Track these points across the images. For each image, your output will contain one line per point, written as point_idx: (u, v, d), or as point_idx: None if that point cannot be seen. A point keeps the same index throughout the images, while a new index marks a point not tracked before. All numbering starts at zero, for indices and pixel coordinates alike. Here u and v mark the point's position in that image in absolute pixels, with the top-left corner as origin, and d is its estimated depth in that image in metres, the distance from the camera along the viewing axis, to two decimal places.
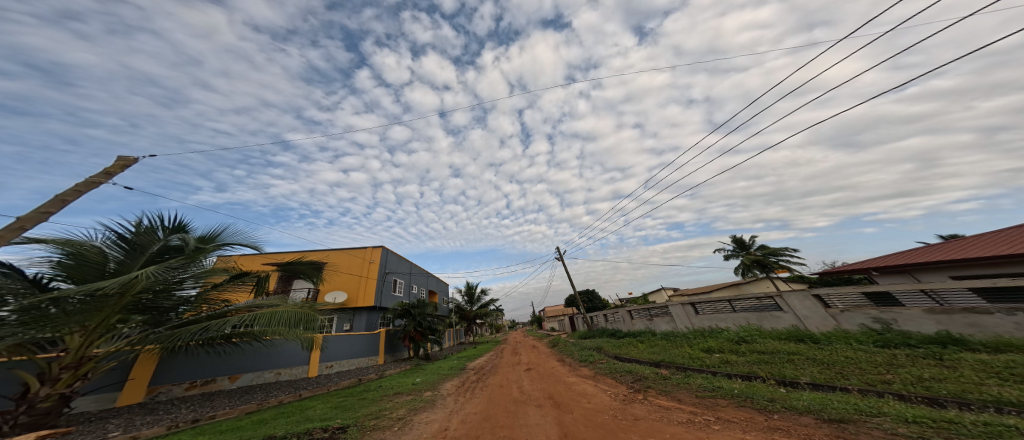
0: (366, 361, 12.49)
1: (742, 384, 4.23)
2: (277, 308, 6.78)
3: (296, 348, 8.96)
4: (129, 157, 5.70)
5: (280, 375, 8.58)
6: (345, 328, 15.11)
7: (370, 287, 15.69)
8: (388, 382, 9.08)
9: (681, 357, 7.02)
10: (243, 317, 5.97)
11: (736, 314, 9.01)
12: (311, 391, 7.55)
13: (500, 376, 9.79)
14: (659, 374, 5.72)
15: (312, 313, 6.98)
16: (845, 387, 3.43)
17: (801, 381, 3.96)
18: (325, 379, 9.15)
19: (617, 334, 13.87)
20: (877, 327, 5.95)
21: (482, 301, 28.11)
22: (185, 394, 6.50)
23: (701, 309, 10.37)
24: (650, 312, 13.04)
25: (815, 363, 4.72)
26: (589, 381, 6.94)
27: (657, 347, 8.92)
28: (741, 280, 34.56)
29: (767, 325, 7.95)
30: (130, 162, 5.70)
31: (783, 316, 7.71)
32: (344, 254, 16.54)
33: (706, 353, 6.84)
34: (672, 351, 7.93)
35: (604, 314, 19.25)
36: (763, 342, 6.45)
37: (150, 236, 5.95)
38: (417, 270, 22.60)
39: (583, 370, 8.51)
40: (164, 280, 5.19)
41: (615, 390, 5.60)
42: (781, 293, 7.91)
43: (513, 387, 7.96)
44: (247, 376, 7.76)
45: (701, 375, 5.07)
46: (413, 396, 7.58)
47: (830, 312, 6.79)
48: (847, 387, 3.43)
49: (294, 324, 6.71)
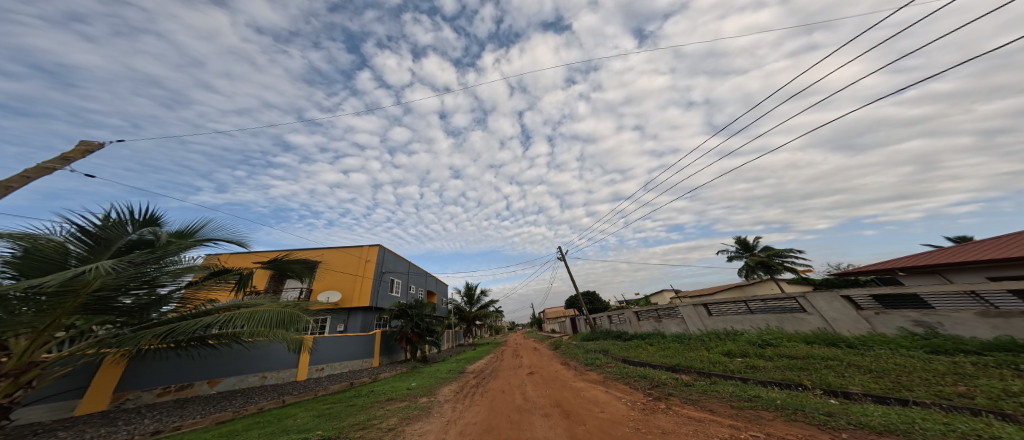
0: (360, 364, 11.86)
1: (784, 394, 3.61)
2: (258, 308, 6.17)
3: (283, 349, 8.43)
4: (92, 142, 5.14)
5: (265, 379, 8.05)
6: (339, 329, 14.46)
7: (366, 287, 15.09)
8: (381, 387, 8.48)
9: (699, 362, 6.39)
10: (218, 317, 5.36)
11: (753, 316, 8.37)
12: (297, 397, 6.97)
13: (501, 380, 9.20)
14: (680, 380, 5.11)
15: (299, 313, 6.39)
16: (916, 400, 2.94)
17: (860, 391, 3.35)
18: (314, 383, 8.57)
19: (622, 336, 13.25)
20: (920, 331, 5.36)
21: (481, 302, 27.49)
22: (157, 401, 5.92)
23: (714, 310, 9.69)
24: (658, 313, 12.44)
25: (863, 370, 4.09)
26: (599, 387, 6.38)
27: (670, 350, 8.31)
28: (745, 282, 33.93)
29: (789, 327, 7.32)
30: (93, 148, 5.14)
31: (808, 318, 7.06)
32: (339, 253, 15.94)
33: (728, 358, 6.20)
34: (687, 355, 7.31)
35: (607, 315, 18.65)
36: (791, 346, 5.86)
37: (118, 230, 5.29)
38: (415, 270, 21.98)
39: (591, 374, 7.95)
40: (129, 277, 4.59)
41: (631, 398, 5.01)
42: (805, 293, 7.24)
43: (516, 393, 7.38)
44: (230, 380, 7.24)
45: (730, 382, 4.48)
46: (408, 402, 7.00)
47: (862, 315, 6.17)
48: (917, 401, 2.95)
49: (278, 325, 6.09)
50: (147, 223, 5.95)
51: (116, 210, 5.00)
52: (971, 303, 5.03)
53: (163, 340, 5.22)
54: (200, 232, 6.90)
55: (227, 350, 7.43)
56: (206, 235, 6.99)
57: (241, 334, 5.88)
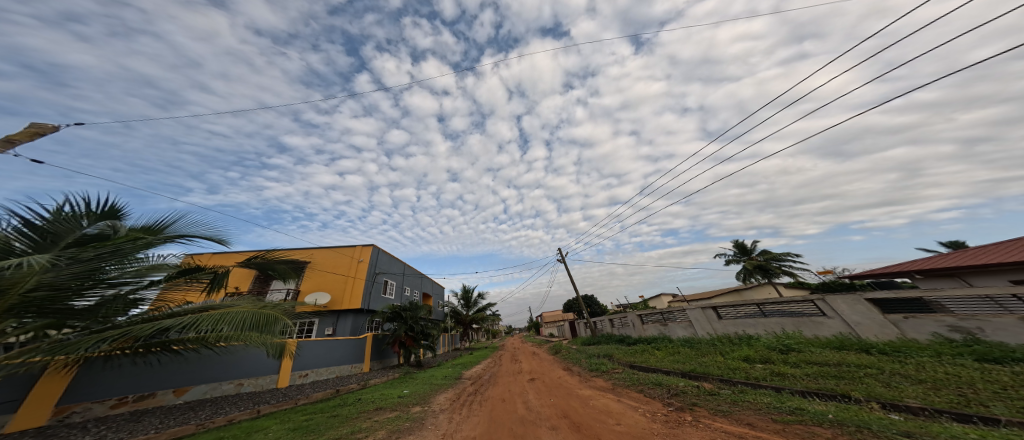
0: (348, 370, 11.12)
1: (833, 407, 3.08)
2: (231, 309, 5.44)
3: (261, 353, 7.78)
4: (44, 124, 4.33)
5: (241, 386, 7.39)
6: (327, 332, 13.66)
7: (357, 289, 14.34)
8: (369, 394, 7.77)
9: (718, 368, 5.87)
10: (182, 319, 4.63)
11: (767, 319, 7.89)
12: (274, 406, 6.28)
13: (501, 387, 8.58)
14: (702, 388, 4.59)
15: (277, 315, 5.60)
16: (993, 417, 2.43)
17: (931, 407, 2.77)
18: (298, 390, 7.94)
19: (626, 341, 12.70)
20: (957, 338, 4.83)
21: (478, 305, 26.75)
22: (109, 413, 5.19)
23: (725, 313, 9.20)
24: (663, 316, 11.95)
25: (913, 381, 3.61)
26: (608, 395, 5.85)
27: (680, 355, 7.81)
28: (743, 286, 33.79)
29: (807, 332, 6.78)
30: (44, 130, 4.32)
31: (828, 322, 6.52)
32: (330, 253, 15.21)
33: (749, 364, 5.70)
34: (702, 360, 6.79)
35: (608, 319, 18.13)
36: (815, 351, 5.33)
37: (70, 224, 4.54)
38: (410, 272, 21.26)
39: (597, 380, 7.41)
40: (74, 275, 3.86)
41: (648, 408, 4.48)
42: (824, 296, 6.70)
43: (517, 402, 6.80)
44: (200, 388, 6.55)
45: (761, 392, 3.97)
46: (398, 412, 6.33)
47: (889, 319, 5.62)
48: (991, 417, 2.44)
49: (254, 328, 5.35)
50: (104, 216, 5.15)
51: (67, 201, 4.29)
52: (994, 308, 4.79)
53: (115, 346, 4.46)
54: (169, 227, 6.11)
55: (195, 356, 6.73)
56: (177, 230, 6.23)
57: (211, 339, 5.12)
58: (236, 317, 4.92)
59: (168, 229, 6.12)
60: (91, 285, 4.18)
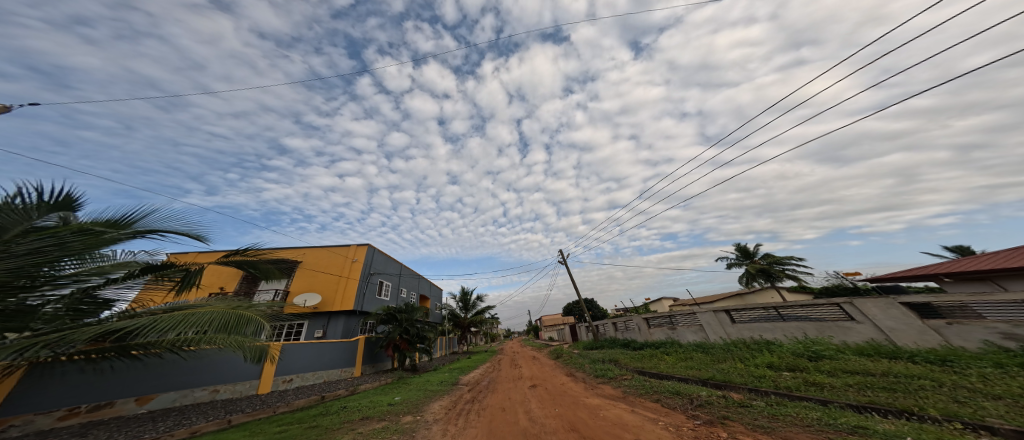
0: (337, 374, 10.50)
1: (907, 427, 2.52)
2: (200, 309, 4.81)
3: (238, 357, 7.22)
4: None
5: (217, 393, 6.85)
6: (316, 335, 12.98)
7: (350, 290, 13.70)
8: (356, 402, 7.12)
9: (742, 376, 5.24)
10: (136, 322, 3.98)
11: (785, 323, 7.28)
12: (248, 415, 5.69)
13: (500, 394, 7.97)
14: (732, 399, 4.02)
15: (252, 315, 4.94)
16: None
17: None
18: (279, 397, 7.38)
19: (631, 345, 12.09)
20: (1014, 347, 4.25)
21: (477, 308, 26.14)
22: (56, 426, 4.57)
23: (738, 317, 8.60)
24: (671, 320, 11.37)
25: (986, 397, 3.07)
26: (619, 405, 5.28)
27: (694, 361, 7.23)
28: (745, 290, 33.29)
29: (834, 338, 6.15)
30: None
31: (856, 327, 5.91)
32: (322, 252, 14.59)
33: (776, 372, 5.01)
34: (722, 367, 6.17)
35: (611, 322, 17.51)
36: (851, 358, 4.70)
37: (20, 216, 3.85)
38: (407, 272, 20.66)
39: (604, 388, 6.84)
40: (13, 271, 3.12)
41: (669, 421, 3.92)
42: (850, 299, 6.11)
43: (518, 412, 6.19)
44: (168, 396, 6.01)
45: (803, 404, 3.37)
46: (386, 423, 5.71)
47: (929, 325, 5.05)
48: None
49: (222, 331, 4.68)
50: (59, 207, 4.50)
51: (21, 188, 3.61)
52: None
53: (52, 352, 3.79)
54: (141, 221, 5.44)
55: (162, 361, 6.14)
56: (151, 225, 5.56)
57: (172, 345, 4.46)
58: (202, 318, 4.28)
59: (140, 224, 5.45)
60: (34, 285, 3.53)
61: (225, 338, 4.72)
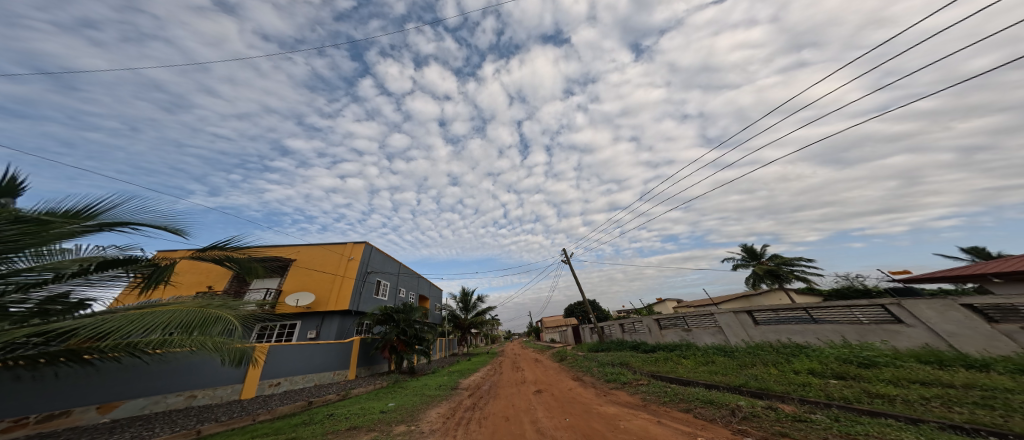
0: (330, 377, 9.89)
1: None
2: (164, 307, 4.17)
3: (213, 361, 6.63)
4: None
5: (194, 399, 6.32)
6: (309, 336, 12.32)
7: (346, 289, 13.09)
8: (345, 409, 6.48)
9: (783, 383, 4.52)
10: (77, 323, 3.33)
11: (818, 325, 6.57)
12: (221, 425, 5.06)
13: (502, 401, 7.34)
14: (783, 412, 3.38)
15: (220, 315, 4.29)
16: None
17: None
18: (264, 402, 6.81)
19: (640, 348, 11.43)
20: None
21: (478, 309, 25.47)
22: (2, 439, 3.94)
23: (762, 318, 7.86)
24: (685, 321, 10.69)
25: None
26: (640, 414, 4.64)
27: (716, 366, 6.57)
28: (753, 292, 32.41)
29: (880, 342, 5.46)
30: None
31: (907, 331, 5.22)
32: (317, 250, 13.98)
33: (822, 379, 4.30)
34: (753, 372, 5.48)
35: (617, 324, 16.83)
36: (916, 367, 4.00)
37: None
38: (406, 272, 20.07)
39: (619, 394, 6.23)
40: None
41: (709, 437, 3.28)
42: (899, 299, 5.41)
43: (523, 421, 5.56)
44: (137, 403, 5.44)
45: (884, 422, 2.67)
46: (376, 434, 5.08)
47: (997, 329, 4.36)
48: None
49: (185, 332, 4.06)
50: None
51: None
52: None
53: None
54: (107, 212, 4.41)
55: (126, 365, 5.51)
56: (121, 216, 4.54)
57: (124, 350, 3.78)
58: (155, 320, 3.63)
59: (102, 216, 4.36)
60: None
61: (190, 341, 4.10)
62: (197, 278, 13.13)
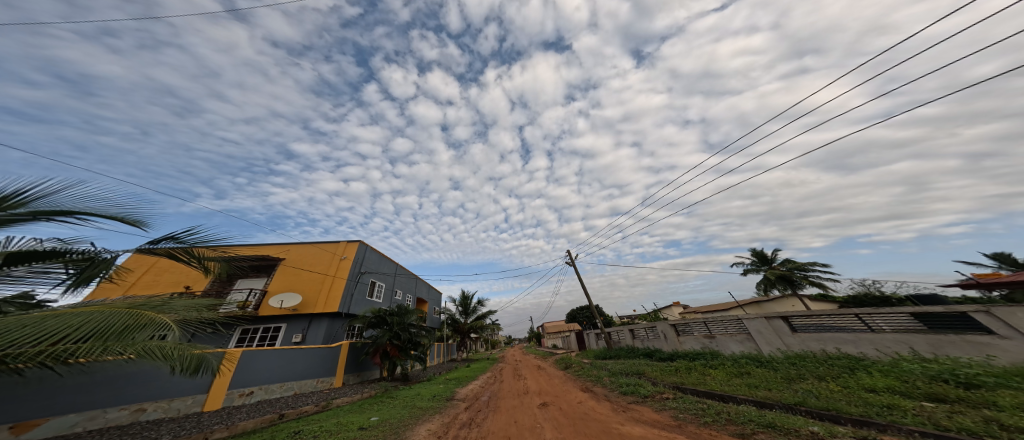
0: (312, 385, 8.97)
1: None
2: (99, 310, 3.24)
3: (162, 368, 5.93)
4: None
5: (142, 413, 5.60)
6: (294, 340, 11.39)
7: (337, 290, 12.25)
8: (317, 424, 5.53)
9: (855, 403, 3.52)
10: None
11: (876, 335, 5.56)
12: None
13: (502, 415, 6.40)
14: None
15: (154, 318, 3.28)
16: None
17: None
18: (226, 416, 6.04)
19: (654, 356, 10.46)
20: None
21: (477, 313, 24.40)
22: None
23: (800, 325, 6.88)
24: (706, 326, 9.69)
25: None
26: (673, 438, 3.73)
27: (754, 378, 5.63)
28: (763, 298, 31.07)
29: (966, 356, 4.49)
30: None
31: (1004, 345, 4.24)
32: (308, 249, 13.19)
33: (913, 401, 3.31)
34: (807, 387, 4.46)
35: (625, 329, 15.73)
36: None
37: None
38: (403, 272, 19.23)
39: (640, 411, 5.31)
40: None
41: None
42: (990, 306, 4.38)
43: None
44: (67, 419, 4.65)
45: None
46: None
47: None
48: None
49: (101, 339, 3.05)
50: None
51: None
52: None
53: None
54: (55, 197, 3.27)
55: (45, 377, 4.63)
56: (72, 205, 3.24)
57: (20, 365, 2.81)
58: (58, 324, 2.68)
59: (38, 203, 3.01)
60: None
61: (119, 348, 3.12)
62: (177, 278, 12.35)
